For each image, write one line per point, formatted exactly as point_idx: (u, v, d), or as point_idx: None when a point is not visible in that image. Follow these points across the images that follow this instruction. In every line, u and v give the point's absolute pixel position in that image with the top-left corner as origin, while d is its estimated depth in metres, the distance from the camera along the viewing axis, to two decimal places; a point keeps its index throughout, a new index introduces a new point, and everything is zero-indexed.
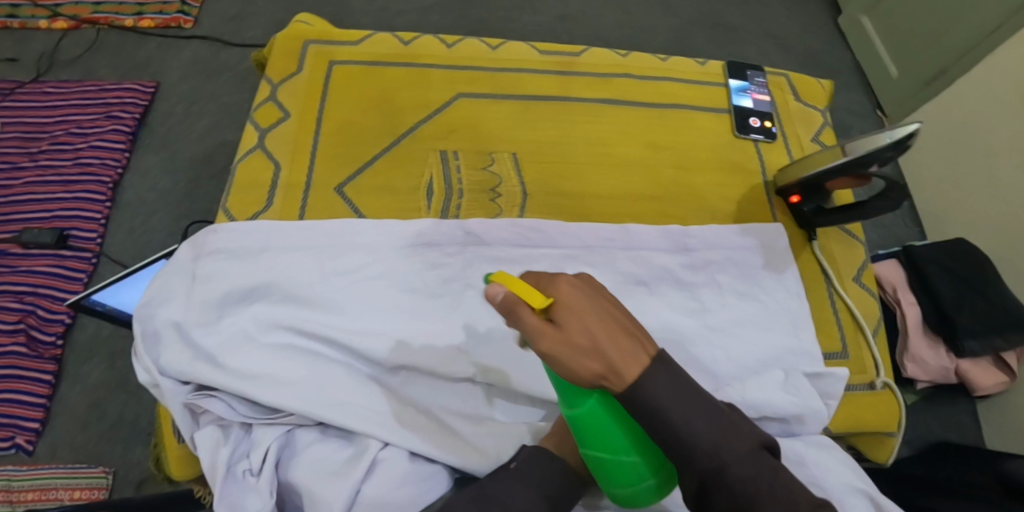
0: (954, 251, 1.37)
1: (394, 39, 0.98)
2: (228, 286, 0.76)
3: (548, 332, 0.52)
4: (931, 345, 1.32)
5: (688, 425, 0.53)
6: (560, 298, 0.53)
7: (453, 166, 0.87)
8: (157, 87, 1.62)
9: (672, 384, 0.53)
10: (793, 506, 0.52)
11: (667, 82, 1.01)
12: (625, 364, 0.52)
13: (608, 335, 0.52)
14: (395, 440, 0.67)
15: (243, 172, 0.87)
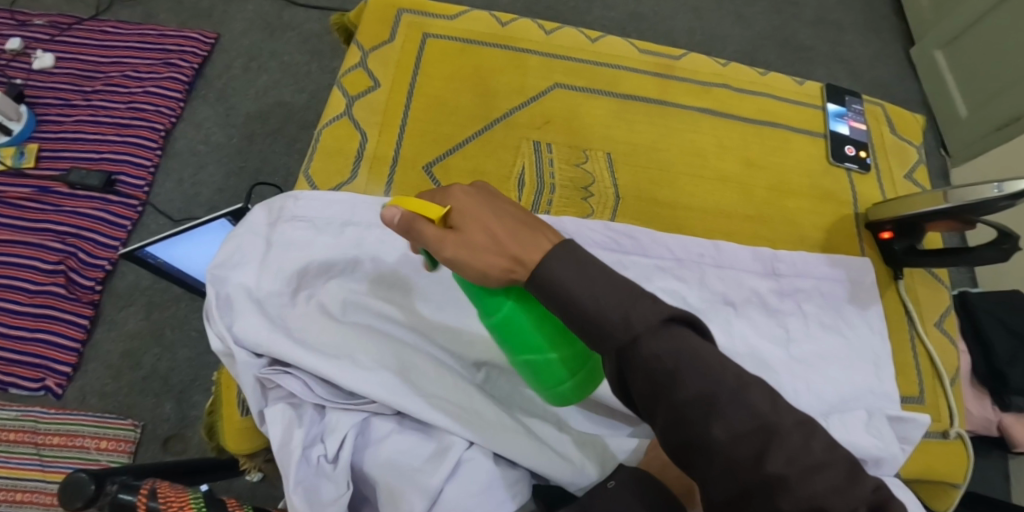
0: (1013, 301, 1.33)
1: (491, 19, 0.94)
2: (309, 259, 0.75)
3: (446, 237, 0.51)
4: (977, 396, 1.32)
5: (599, 304, 0.48)
6: (453, 200, 0.52)
7: (546, 159, 0.83)
8: (216, 39, 1.58)
9: (561, 255, 0.49)
10: (713, 380, 0.46)
11: (766, 99, 0.97)
12: (518, 246, 0.50)
13: (501, 228, 0.51)
14: (480, 439, 0.64)
15: (327, 139, 0.83)
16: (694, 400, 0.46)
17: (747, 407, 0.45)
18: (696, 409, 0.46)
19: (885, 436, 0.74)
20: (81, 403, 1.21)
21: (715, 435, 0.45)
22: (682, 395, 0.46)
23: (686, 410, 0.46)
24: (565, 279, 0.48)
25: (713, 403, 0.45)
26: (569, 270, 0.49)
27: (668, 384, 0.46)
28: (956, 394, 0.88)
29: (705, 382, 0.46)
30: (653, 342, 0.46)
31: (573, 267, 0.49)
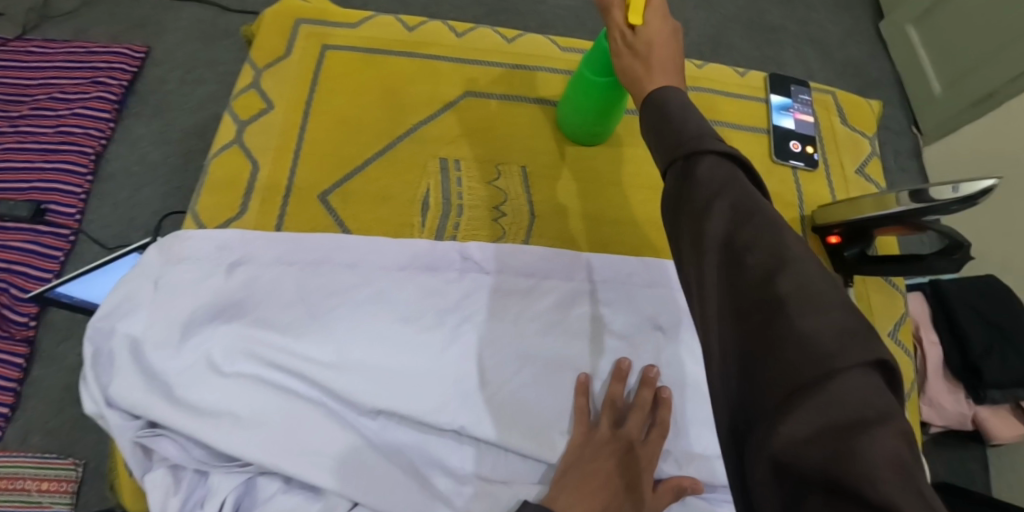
0: (985, 288, 1.27)
1: (398, 24, 0.87)
2: (193, 303, 0.68)
3: (621, 36, 0.60)
4: (950, 390, 1.25)
5: (744, 256, 0.40)
6: (648, 18, 0.59)
7: (454, 178, 0.76)
8: (150, 54, 1.43)
9: (722, 157, 0.45)
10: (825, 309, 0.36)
11: (703, 93, 0.89)
12: (661, 77, 0.56)
13: (662, 56, 0.57)
14: (365, 501, 0.59)
15: (215, 170, 0.77)
16: (788, 307, 0.37)
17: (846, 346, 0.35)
18: (788, 310, 0.37)
19: None
20: (20, 444, 1.06)
21: (803, 327, 0.36)
22: (778, 288, 0.38)
23: (768, 357, 0.36)
24: (679, 117, 0.49)
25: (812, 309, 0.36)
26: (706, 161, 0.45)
27: (770, 270, 0.39)
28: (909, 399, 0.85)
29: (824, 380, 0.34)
30: (803, 296, 0.37)
31: (730, 206, 0.42)
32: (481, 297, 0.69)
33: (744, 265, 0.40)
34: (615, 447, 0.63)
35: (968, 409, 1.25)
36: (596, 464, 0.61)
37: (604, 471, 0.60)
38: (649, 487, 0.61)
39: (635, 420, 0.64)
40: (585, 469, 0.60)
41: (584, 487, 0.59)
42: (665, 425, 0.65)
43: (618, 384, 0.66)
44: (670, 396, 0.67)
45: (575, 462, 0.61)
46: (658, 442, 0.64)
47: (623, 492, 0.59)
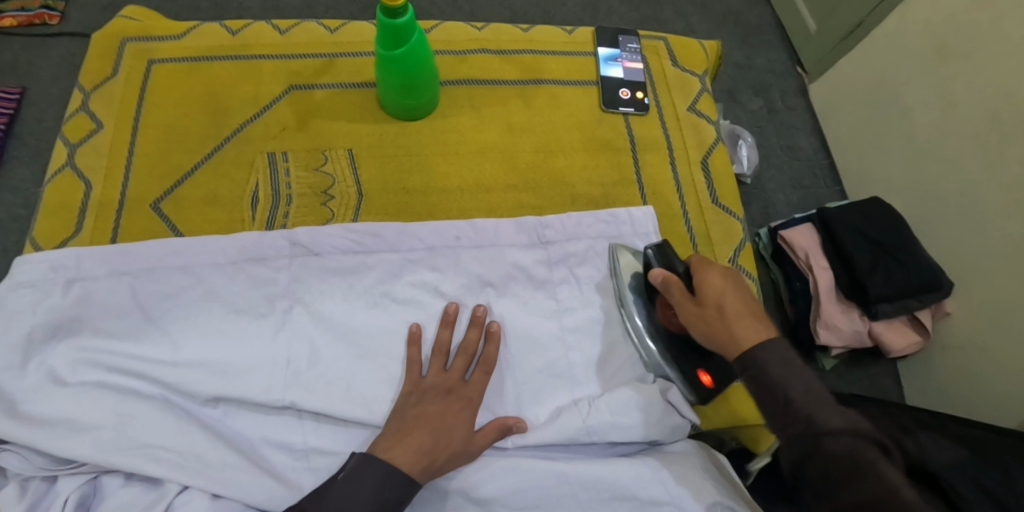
0: (869, 209, 1.28)
1: (221, 29, 0.89)
2: (32, 322, 0.68)
3: (686, 300, 0.66)
4: (844, 312, 1.24)
5: (791, 386, 0.55)
6: (702, 275, 0.66)
7: (282, 169, 0.81)
8: (23, 93, 1.29)
9: (767, 348, 0.58)
10: (854, 460, 0.50)
11: (531, 55, 0.93)
12: (748, 332, 0.60)
13: (735, 310, 0.62)
14: (193, 482, 0.62)
15: (49, 196, 0.79)
16: (843, 464, 0.50)
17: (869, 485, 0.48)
18: (847, 480, 0.49)
19: (663, 408, 0.70)
20: None
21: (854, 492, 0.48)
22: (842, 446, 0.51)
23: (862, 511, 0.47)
24: (762, 360, 0.57)
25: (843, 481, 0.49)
26: (775, 363, 0.57)
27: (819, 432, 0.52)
28: None
29: (875, 489, 0.48)
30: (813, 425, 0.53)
31: (780, 364, 0.57)
32: (311, 279, 0.73)
33: (787, 392, 0.55)
34: (440, 393, 0.67)
35: (865, 325, 1.23)
36: (424, 407, 0.66)
37: (430, 414, 0.65)
38: (470, 428, 0.66)
39: (457, 365, 0.69)
40: (411, 414, 0.65)
41: (407, 430, 0.63)
42: (489, 364, 0.70)
43: (447, 330, 0.70)
44: (500, 328, 0.71)
45: (400, 409, 0.66)
46: (479, 387, 0.69)
47: (445, 431, 0.64)
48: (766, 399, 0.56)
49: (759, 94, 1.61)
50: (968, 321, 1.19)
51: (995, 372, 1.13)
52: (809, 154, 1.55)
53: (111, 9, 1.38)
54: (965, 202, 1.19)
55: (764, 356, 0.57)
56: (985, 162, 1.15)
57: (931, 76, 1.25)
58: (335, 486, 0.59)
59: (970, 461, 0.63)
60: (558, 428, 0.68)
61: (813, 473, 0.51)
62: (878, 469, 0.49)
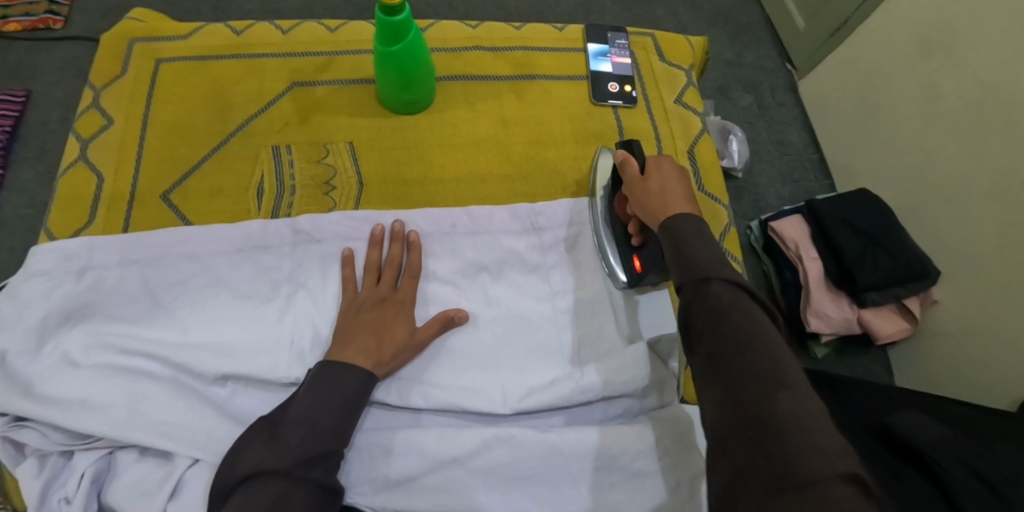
0: (856, 201, 1.31)
1: (226, 29, 0.93)
2: (46, 309, 0.72)
3: (634, 179, 0.72)
4: (833, 298, 1.28)
5: (699, 257, 0.59)
6: (656, 164, 0.72)
7: (286, 162, 0.84)
8: (29, 96, 1.32)
9: (691, 221, 0.63)
10: (766, 348, 0.52)
11: (523, 51, 0.96)
12: (678, 209, 0.66)
13: (673, 191, 0.68)
14: (205, 457, 0.66)
15: (62, 188, 0.82)
16: (739, 346, 0.52)
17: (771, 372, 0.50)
18: (744, 363, 0.51)
19: (652, 370, 0.74)
20: None
21: (743, 382, 0.51)
22: (738, 329, 0.53)
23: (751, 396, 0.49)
24: (681, 231, 0.62)
25: (749, 351, 0.52)
26: (695, 234, 0.62)
27: (721, 314, 0.55)
28: None
29: (767, 363, 0.51)
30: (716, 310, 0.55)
31: (696, 237, 0.62)
32: (313, 265, 0.77)
33: (706, 269, 0.58)
34: (376, 303, 0.73)
35: (853, 312, 1.27)
36: (362, 318, 0.72)
37: (369, 322, 0.71)
38: (409, 324, 0.72)
39: (387, 275, 0.75)
40: (353, 325, 0.71)
41: (350, 336, 0.70)
42: (414, 270, 0.76)
43: (376, 250, 0.77)
44: (419, 240, 0.78)
45: (344, 320, 0.72)
46: (432, 332, 0.73)
47: (385, 331, 0.71)
48: (682, 282, 0.59)
49: (748, 90, 1.65)
50: (956, 308, 1.22)
51: (982, 358, 1.17)
52: (798, 148, 1.59)
53: (114, 13, 1.42)
54: (950, 191, 1.23)
55: (687, 240, 0.61)
56: (968, 152, 1.19)
57: (914, 70, 1.29)
58: (297, 397, 0.66)
59: (952, 438, 0.69)
60: (555, 394, 0.72)
61: (715, 354, 0.53)
62: (771, 346, 0.52)
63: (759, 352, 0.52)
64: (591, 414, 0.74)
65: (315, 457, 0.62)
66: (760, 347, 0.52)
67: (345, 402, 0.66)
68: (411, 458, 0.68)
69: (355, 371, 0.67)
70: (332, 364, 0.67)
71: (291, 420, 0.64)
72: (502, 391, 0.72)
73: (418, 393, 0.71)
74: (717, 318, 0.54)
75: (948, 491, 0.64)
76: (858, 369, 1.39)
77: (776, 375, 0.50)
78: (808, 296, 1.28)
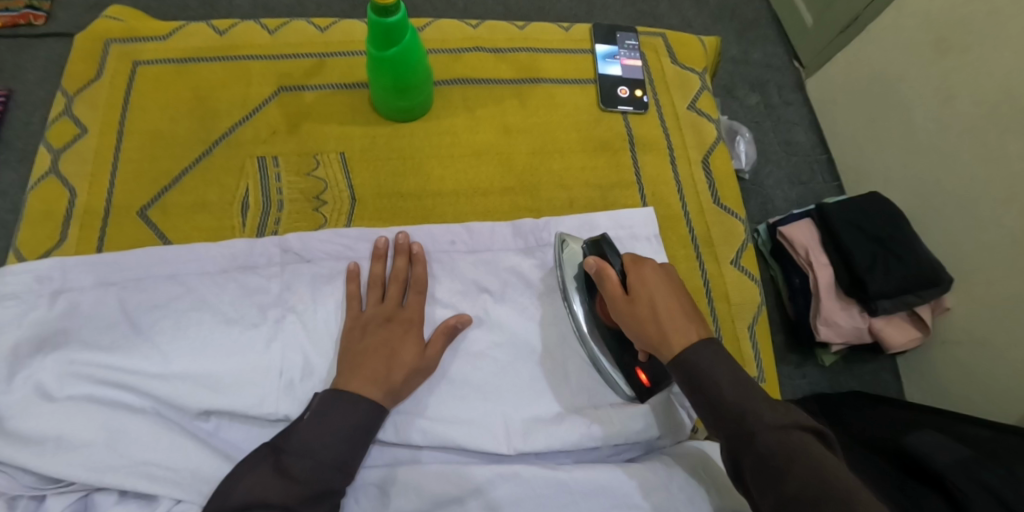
0: (869, 205, 1.26)
1: (209, 30, 0.87)
2: (16, 335, 0.66)
3: (619, 297, 0.65)
4: (844, 307, 1.23)
5: (722, 386, 0.57)
6: (638, 274, 0.65)
7: (273, 174, 0.79)
8: (8, 97, 1.26)
9: (709, 355, 0.58)
10: (831, 488, 0.51)
11: (526, 53, 0.91)
12: (684, 336, 0.60)
13: (671, 312, 0.61)
14: (190, 496, 0.61)
15: (33, 203, 0.76)
16: (799, 490, 0.51)
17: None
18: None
19: (661, 411, 0.70)
20: None
21: None
22: (792, 481, 0.52)
23: None
24: (702, 366, 0.58)
25: (818, 500, 0.50)
26: (717, 368, 0.58)
27: (773, 465, 0.53)
28: (759, 325, 0.80)
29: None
30: (772, 457, 0.53)
31: (713, 366, 0.58)
32: (302, 286, 0.72)
33: (743, 422, 0.55)
34: (380, 322, 0.68)
35: (865, 321, 1.22)
36: (368, 340, 0.67)
37: (378, 344, 0.66)
38: (418, 343, 0.67)
39: (391, 292, 0.70)
40: (356, 350, 0.66)
41: (354, 362, 0.65)
42: (421, 286, 0.71)
43: (379, 263, 0.72)
44: (422, 251, 0.73)
45: (346, 343, 0.67)
46: (439, 349, 0.68)
47: (390, 355, 0.66)
48: (730, 444, 0.56)
49: (755, 89, 1.59)
50: (968, 316, 1.18)
51: (995, 368, 1.12)
52: (807, 150, 1.54)
53: (97, 8, 1.35)
54: (963, 197, 1.18)
55: (708, 384, 0.57)
56: (984, 156, 1.14)
57: (929, 72, 1.24)
58: (302, 424, 0.61)
59: (970, 459, 0.67)
60: (560, 437, 0.66)
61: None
62: (845, 495, 0.50)
63: (834, 493, 0.50)
64: (599, 447, 0.69)
65: (319, 492, 0.58)
66: (830, 497, 0.50)
67: (354, 433, 0.61)
68: (409, 499, 0.63)
69: (363, 399, 0.62)
70: (340, 394, 0.62)
71: (295, 451, 0.59)
72: (505, 423, 0.67)
73: (414, 429, 0.66)
74: (772, 470, 0.53)
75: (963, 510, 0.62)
76: (872, 381, 1.34)
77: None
78: (818, 304, 1.24)
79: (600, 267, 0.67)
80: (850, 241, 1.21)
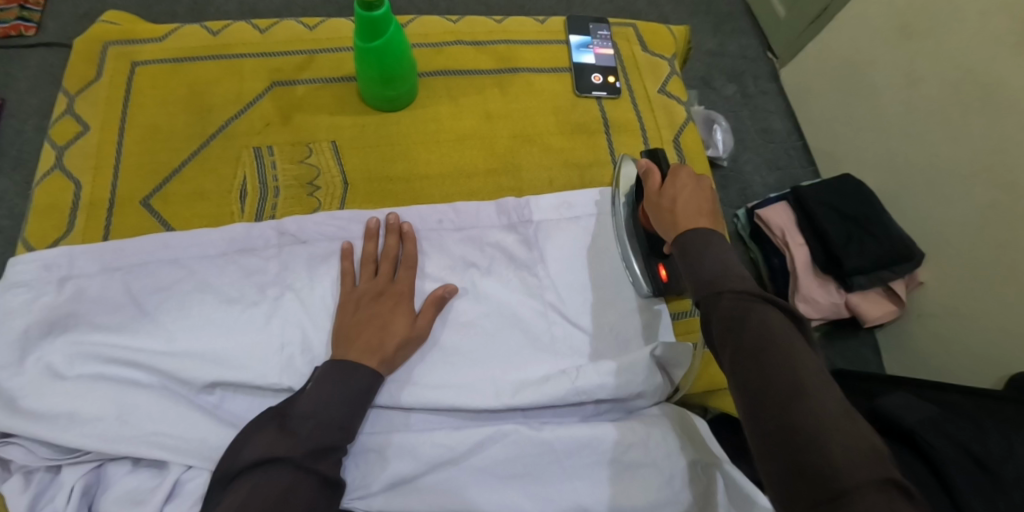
0: (841, 187, 1.32)
1: (202, 30, 0.91)
2: (26, 321, 0.70)
3: (653, 190, 0.75)
4: (821, 284, 1.28)
5: (707, 264, 0.63)
6: (675, 175, 0.74)
7: (268, 163, 0.83)
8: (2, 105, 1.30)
9: (703, 240, 0.65)
10: (792, 358, 0.53)
11: (504, 45, 0.96)
12: (687, 223, 0.68)
13: (688, 206, 0.70)
14: (198, 463, 0.65)
15: (39, 197, 0.80)
16: (759, 350, 0.55)
17: (797, 384, 0.52)
18: (778, 381, 0.53)
19: (646, 368, 0.73)
20: None
21: (791, 402, 0.51)
22: (749, 340, 0.56)
23: (805, 439, 0.49)
24: (689, 246, 0.65)
25: (766, 358, 0.54)
26: (710, 250, 0.64)
27: (739, 321, 0.57)
28: None
29: (795, 383, 0.52)
30: (735, 315, 0.58)
31: (707, 250, 0.65)
32: (299, 266, 0.76)
33: (714, 284, 0.61)
34: (373, 297, 0.72)
35: (841, 297, 1.28)
36: (361, 313, 0.71)
37: (372, 317, 0.71)
38: (409, 315, 0.72)
39: (384, 268, 0.75)
40: (351, 322, 0.70)
41: (350, 334, 0.69)
42: (412, 261, 0.76)
43: (372, 242, 0.76)
44: (411, 230, 0.77)
45: (342, 317, 0.71)
46: (430, 318, 0.73)
47: (386, 327, 0.70)
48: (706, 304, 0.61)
49: (731, 78, 1.65)
50: (942, 288, 1.23)
51: (968, 334, 1.18)
52: (781, 136, 1.60)
53: (87, 18, 1.39)
54: (930, 174, 1.24)
55: (702, 258, 0.64)
56: (948, 134, 1.20)
57: (895, 55, 1.30)
58: (306, 393, 0.65)
59: (942, 417, 0.69)
60: (547, 392, 0.71)
61: (749, 378, 0.55)
62: (792, 360, 0.53)
63: (788, 359, 0.54)
64: (582, 410, 0.74)
65: (325, 451, 0.62)
66: (775, 353, 0.54)
67: (353, 398, 0.65)
68: (404, 461, 0.67)
69: (362, 369, 0.67)
70: (340, 367, 0.66)
71: (298, 417, 0.63)
72: (495, 386, 0.71)
73: (404, 393, 0.70)
74: (735, 328, 0.57)
75: (938, 466, 0.65)
76: (851, 354, 1.40)
77: (796, 387, 0.52)
78: (796, 281, 1.29)
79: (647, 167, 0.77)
80: (825, 221, 1.27)
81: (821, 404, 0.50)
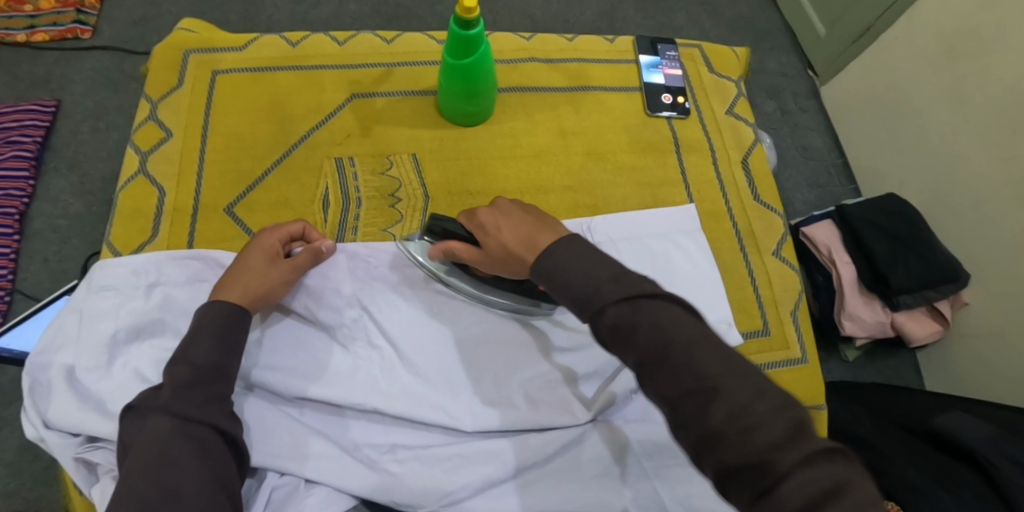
0: (884, 205, 1.31)
1: (282, 41, 0.93)
2: (112, 326, 0.71)
3: (477, 258, 0.66)
4: (867, 302, 1.26)
5: (574, 283, 0.51)
6: (473, 222, 0.64)
7: (350, 174, 0.85)
8: (59, 106, 1.31)
9: (556, 255, 0.52)
10: (698, 356, 0.46)
11: (577, 63, 0.97)
12: (545, 241, 0.56)
13: (519, 237, 0.58)
14: (290, 470, 0.66)
15: (123, 202, 0.82)
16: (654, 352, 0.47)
17: (710, 382, 0.45)
18: (693, 387, 0.45)
19: None
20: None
21: (713, 407, 0.44)
22: (641, 343, 0.47)
23: (734, 446, 0.43)
24: (558, 274, 0.51)
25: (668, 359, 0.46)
26: (571, 267, 0.51)
27: (628, 327, 0.48)
28: (799, 312, 0.86)
29: (707, 381, 0.45)
30: (631, 320, 0.48)
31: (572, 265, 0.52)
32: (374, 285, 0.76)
33: (591, 300, 0.50)
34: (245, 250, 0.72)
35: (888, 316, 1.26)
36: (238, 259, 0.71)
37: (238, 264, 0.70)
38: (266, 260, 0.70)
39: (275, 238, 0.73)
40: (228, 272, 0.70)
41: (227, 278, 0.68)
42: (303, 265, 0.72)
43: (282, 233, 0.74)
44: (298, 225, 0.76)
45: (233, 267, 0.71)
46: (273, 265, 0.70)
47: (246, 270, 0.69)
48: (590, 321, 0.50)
49: (772, 96, 1.65)
50: (987, 308, 1.22)
51: (1013, 358, 1.18)
52: (825, 154, 1.60)
53: (142, 24, 1.40)
54: (977, 196, 1.24)
55: (568, 276, 0.51)
56: (999, 156, 1.19)
57: (942, 76, 1.30)
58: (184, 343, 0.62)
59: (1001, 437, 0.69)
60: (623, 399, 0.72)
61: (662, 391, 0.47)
62: (693, 352, 0.46)
63: (700, 357, 0.46)
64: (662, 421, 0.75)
65: (207, 397, 0.59)
66: (676, 355, 0.46)
67: (221, 339, 0.62)
68: (489, 467, 0.67)
69: (224, 302, 0.65)
70: (202, 328, 0.62)
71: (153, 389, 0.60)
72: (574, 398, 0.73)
73: (466, 412, 0.70)
74: (625, 332, 0.47)
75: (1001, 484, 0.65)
76: (895, 373, 1.39)
77: (705, 386, 0.45)
78: (842, 300, 1.26)
79: (443, 248, 0.69)
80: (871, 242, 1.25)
81: (738, 393, 0.44)
